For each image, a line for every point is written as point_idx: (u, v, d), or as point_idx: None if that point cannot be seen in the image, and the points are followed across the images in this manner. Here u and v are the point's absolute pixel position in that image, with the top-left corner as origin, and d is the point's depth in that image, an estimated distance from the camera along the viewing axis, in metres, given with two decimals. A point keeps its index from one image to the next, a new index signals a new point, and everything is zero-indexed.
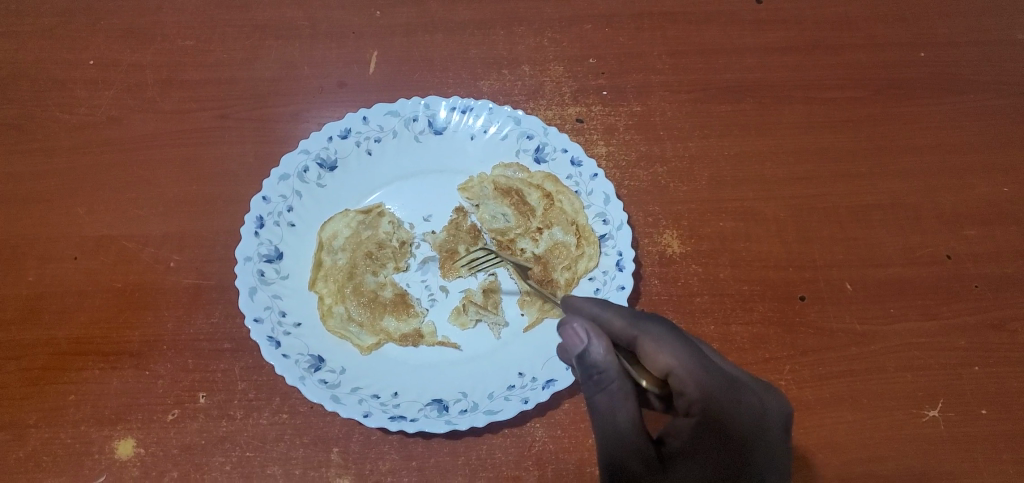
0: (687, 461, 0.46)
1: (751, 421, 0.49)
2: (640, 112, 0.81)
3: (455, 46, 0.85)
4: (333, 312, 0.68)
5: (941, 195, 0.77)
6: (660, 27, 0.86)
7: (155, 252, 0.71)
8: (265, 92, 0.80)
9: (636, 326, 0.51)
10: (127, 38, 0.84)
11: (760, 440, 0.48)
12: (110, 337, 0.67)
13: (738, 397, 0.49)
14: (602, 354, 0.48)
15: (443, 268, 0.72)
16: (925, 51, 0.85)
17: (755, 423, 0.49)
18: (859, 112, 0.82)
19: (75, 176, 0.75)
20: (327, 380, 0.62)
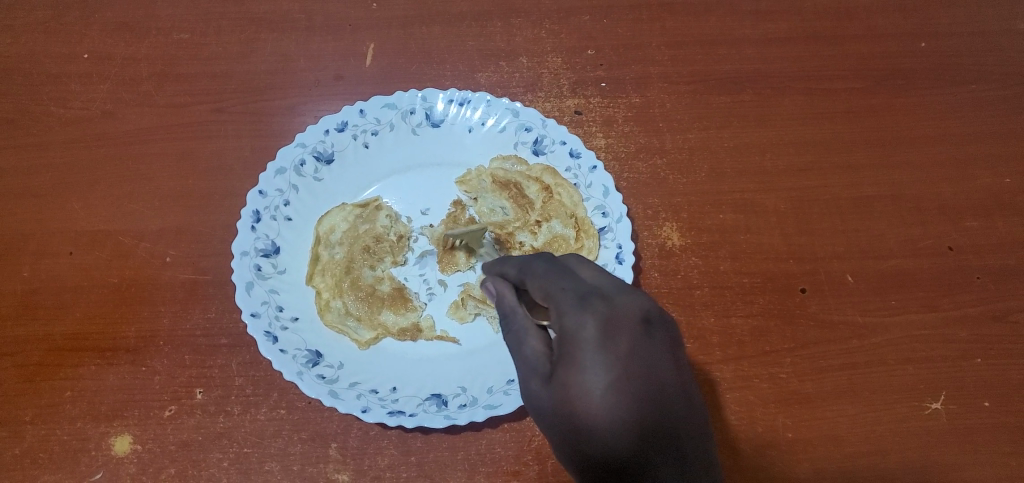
0: (557, 381, 0.43)
1: (603, 326, 0.42)
2: (639, 103, 0.80)
3: (452, 38, 0.84)
4: (331, 307, 0.68)
5: (944, 186, 0.77)
6: (659, 18, 0.85)
7: (151, 247, 0.71)
8: (260, 85, 0.80)
9: (522, 268, 0.50)
10: (122, 31, 0.83)
11: (616, 338, 0.42)
12: (106, 332, 0.66)
13: (595, 305, 0.44)
14: (508, 299, 0.49)
15: (442, 263, 0.71)
16: (927, 41, 0.85)
17: (613, 316, 0.43)
18: (860, 103, 0.81)
19: (70, 171, 0.74)
20: (325, 374, 0.62)
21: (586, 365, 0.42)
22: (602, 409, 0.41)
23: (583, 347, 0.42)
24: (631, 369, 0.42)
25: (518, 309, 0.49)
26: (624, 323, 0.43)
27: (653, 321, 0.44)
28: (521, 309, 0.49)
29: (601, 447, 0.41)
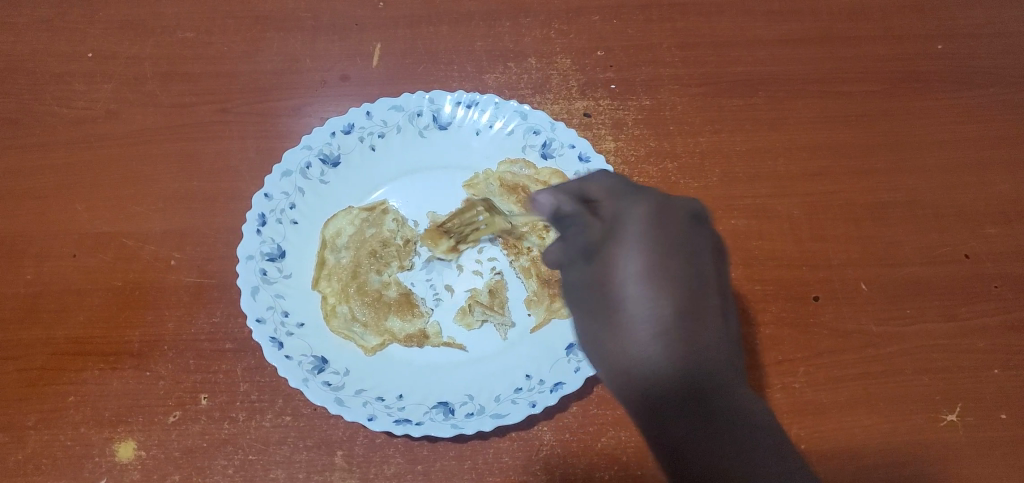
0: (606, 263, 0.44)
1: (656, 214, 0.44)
2: (649, 105, 0.79)
3: (460, 38, 0.83)
4: (337, 312, 0.67)
5: (960, 192, 0.75)
6: (670, 19, 0.84)
7: (155, 250, 0.70)
8: (266, 86, 0.79)
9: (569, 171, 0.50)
10: (126, 30, 0.82)
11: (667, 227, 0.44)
12: (110, 336, 0.65)
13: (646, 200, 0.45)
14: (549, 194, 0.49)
15: (427, 237, 0.71)
16: (944, 43, 0.83)
17: (663, 208, 0.44)
18: (874, 106, 0.80)
19: (75, 172, 0.74)
20: (331, 381, 0.61)
21: (637, 248, 0.43)
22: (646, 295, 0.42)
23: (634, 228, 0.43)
24: (678, 259, 0.43)
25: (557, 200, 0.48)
26: (676, 218, 0.44)
27: (698, 222, 0.46)
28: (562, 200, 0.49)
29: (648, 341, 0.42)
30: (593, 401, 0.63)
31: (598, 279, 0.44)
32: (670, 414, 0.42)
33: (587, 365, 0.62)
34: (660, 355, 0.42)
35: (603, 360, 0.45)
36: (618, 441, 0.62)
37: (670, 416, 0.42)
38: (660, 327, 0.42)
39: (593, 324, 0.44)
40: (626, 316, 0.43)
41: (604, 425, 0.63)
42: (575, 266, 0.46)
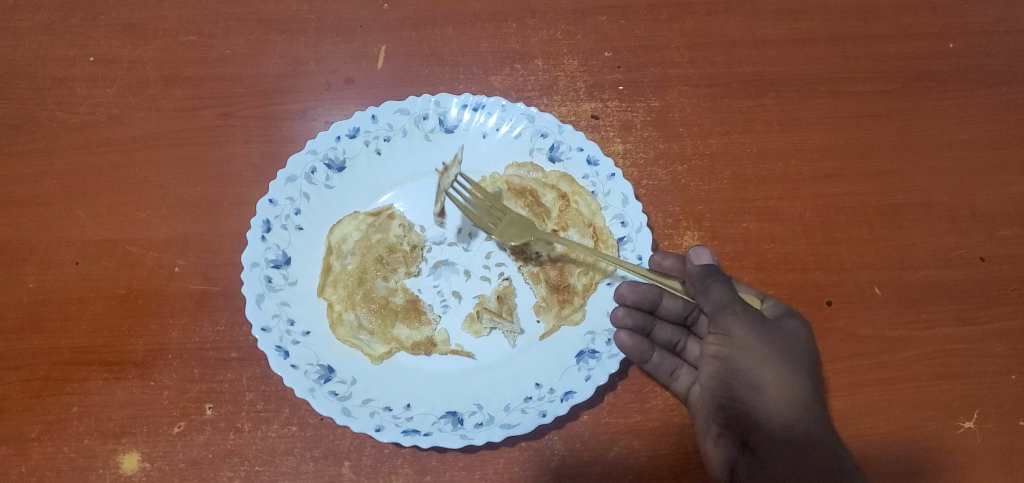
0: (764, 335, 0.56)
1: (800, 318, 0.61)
2: (658, 107, 0.78)
3: (465, 39, 0.82)
4: (343, 319, 0.66)
5: (975, 193, 0.74)
6: (677, 19, 0.83)
7: (159, 257, 0.69)
8: (269, 89, 0.78)
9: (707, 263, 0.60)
10: (128, 33, 0.81)
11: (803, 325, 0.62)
12: (114, 346, 0.65)
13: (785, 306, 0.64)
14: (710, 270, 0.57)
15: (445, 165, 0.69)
16: (957, 41, 0.82)
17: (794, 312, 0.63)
18: (886, 107, 0.79)
19: (77, 178, 0.73)
20: (337, 391, 0.60)
21: (801, 332, 0.60)
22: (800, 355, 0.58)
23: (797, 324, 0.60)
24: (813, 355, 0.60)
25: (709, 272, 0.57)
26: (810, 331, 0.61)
27: None
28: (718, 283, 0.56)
29: (782, 391, 0.55)
30: (603, 409, 0.63)
31: (759, 341, 0.56)
32: (814, 464, 0.53)
33: (597, 374, 0.61)
34: (794, 407, 0.55)
35: (747, 404, 0.56)
36: (629, 450, 0.61)
37: (811, 462, 0.53)
38: (795, 386, 0.56)
39: (744, 373, 0.56)
40: (763, 369, 0.56)
41: (615, 434, 0.62)
42: (736, 319, 0.55)
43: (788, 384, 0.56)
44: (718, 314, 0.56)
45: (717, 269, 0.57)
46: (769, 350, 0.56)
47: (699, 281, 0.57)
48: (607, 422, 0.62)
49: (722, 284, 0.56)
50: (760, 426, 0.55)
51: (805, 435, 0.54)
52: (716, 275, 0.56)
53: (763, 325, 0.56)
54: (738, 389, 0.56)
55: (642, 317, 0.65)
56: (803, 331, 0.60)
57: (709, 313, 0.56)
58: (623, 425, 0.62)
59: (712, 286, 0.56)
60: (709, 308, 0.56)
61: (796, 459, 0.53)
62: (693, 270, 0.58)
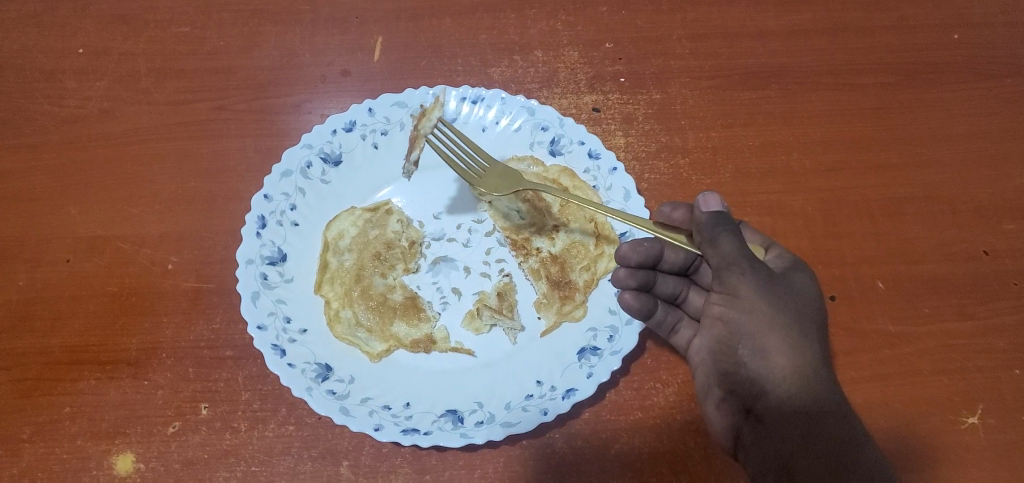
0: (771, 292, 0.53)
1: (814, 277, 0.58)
2: (659, 99, 0.77)
3: (463, 31, 0.80)
4: (340, 317, 0.64)
5: (979, 186, 0.73)
6: (678, 10, 0.82)
7: (152, 254, 0.68)
8: (264, 82, 0.76)
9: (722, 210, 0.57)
10: (119, 25, 0.79)
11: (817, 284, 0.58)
12: (107, 345, 0.63)
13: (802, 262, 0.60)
14: (718, 219, 0.54)
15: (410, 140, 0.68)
16: (960, 32, 0.81)
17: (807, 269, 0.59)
18: (889, 99, 0.78)
19: (68, 173, 0.71)
20: (335, 390, 0.59)
21: (813, 292, 0.56)
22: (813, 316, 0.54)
23: (809, 283, 0.56)
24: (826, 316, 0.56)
25: (719, 220, 0.54)
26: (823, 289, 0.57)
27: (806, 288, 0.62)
28: (724, 233, 0.53)
29: (789, 356, 0.52)
30: (605, 406, 0.62)
31: (766, 301, 0.52)
32: (824, 432, 0.49)
33: (600, 371, 0.60)
34: (802, 373, 0.51)
35: (753, 365, 0.53)
36: (632, 448, 0.60)
37: (819, 430, 0.49)
38: (806, 348, 0.52)
39: (750, 333, 0.53)
40: (769, 332, 0.52)
41: (617, 432, 0.61)
42: (742, 277, 0.52)
43: (796, 347, 0.52)
44: (723, 271, 0.53)
45: (726, 219, 0.54)
46: (776, 311, 0.52)
47: (705, 233, 0.54)
48: (609, 420, 0.61)
49: (730, 238, 0.53)
50: (765, 393, 0.52)
51: (817, 405, 0.50)
52: (722, 226, 0.53)
53: (772, 282, 0.53)
54: (743, 350, 0.53)
55: (645, 276, 0.62)
56: (812, 284, 0.57)
57: (714, 267, 0.54)
58: (626, 423, 0.61)
59: (719, 237, 0.53)
60: (715, 262, 0.53)
61: (802, 427, 0.50)
62: (701, 219, 0.55)
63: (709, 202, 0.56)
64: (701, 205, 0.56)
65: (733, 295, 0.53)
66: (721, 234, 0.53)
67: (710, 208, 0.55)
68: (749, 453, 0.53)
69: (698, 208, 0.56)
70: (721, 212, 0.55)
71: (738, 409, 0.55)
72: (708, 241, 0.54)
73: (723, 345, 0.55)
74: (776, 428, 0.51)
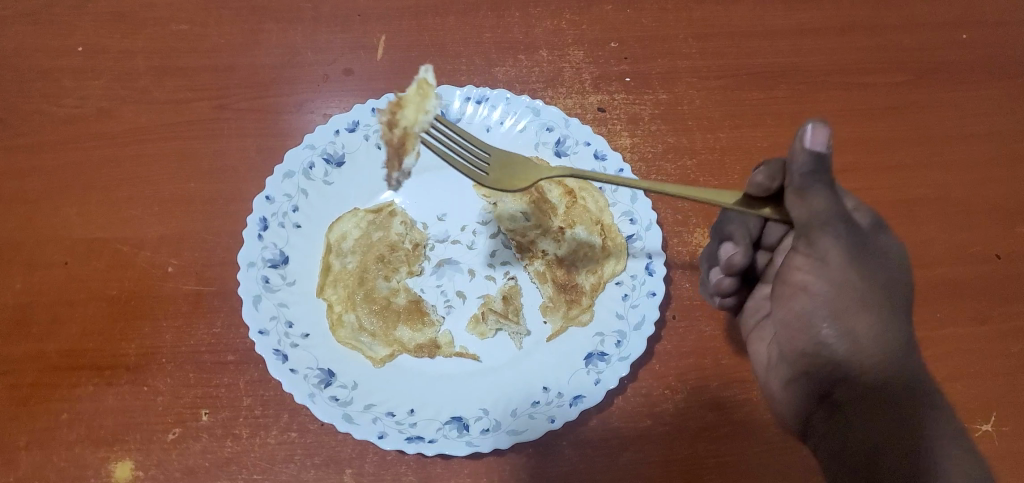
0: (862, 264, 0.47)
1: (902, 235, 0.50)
2: (666, 100, 0.76)
3: (467, 29, 0.79)
4: (343, 321, 0.63)
5: (992, 188, 0.72)
6: (685, 9, 0.81)
7: (152, 256, 0.66)
8: (265, 81, 0.75)
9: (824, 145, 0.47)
10: (116, 22, 0.78)
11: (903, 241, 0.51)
12: (106, 350, 0.62)
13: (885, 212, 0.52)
14: (820, 162, 0.45)
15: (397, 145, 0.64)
16: (970, 31, 0.80)
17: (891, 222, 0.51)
18: (900, 99, 0.77)
19: (66, 174, 0.70)
20: (338, 396, 0.58)
21: (904, 255, 0.49)
22: (905, 286, 0.48)
23: (899, 244, 0.49)
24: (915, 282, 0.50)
25: (818, 163, 0.45)
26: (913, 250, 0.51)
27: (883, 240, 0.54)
28: (820, 184, 0.45)
29: (877, 336, 0.47)
30: (613, 413, 0.61)
31: (857, 273, 0.46)
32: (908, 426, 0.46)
33: (608, 377, 0.59)
34: (892, 354, 0.46)
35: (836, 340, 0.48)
36: (640, 456, 0.59)
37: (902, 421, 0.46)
38: (897, 329, 0.47)
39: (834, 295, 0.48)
40: (857, 309, 0.47)
41: (626, 439, 0.60)
42: (835, 242, 0.46)
43: (887, 321, 0.47)
44: (813, 231, 0.47)
45: (825, 163, 0.45)
46: (868, 277, 0.46)
47: (803, 180, 0.46)
48: (617, 426, 0.60)
49: (825, 193, 0.45)
50: (845, 377, 0.48)
51: (897, 388, 0.47)
52: (818, 174, 0.45)
53: (863, 243, 0.47)
54: (823, 318, 0.49)
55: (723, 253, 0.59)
56: (901, 247, 0.49)
57: (801, 223, 0.47)
58: (634, 430, 0.60)
59: (813, 189, 0.46)
60: (802, 218, 0.47)
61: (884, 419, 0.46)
62: (800, 163, 0.46)
63: (814, 143, 0.44)
64: (802, 139, 0.45)
65: (819, 256, 0.47)
66: (816, 181, 0.45)
67: (808, 142, 0.45)
68: (816, 436, 0.51)
69: (801, 140, 0.45)
70: (824, 156, 0.45)
71: (806, 391, 0.52)
72: (802, 187, 0.46)
73: (801, 310, 0.50)
74: (848, 416, 0.48)
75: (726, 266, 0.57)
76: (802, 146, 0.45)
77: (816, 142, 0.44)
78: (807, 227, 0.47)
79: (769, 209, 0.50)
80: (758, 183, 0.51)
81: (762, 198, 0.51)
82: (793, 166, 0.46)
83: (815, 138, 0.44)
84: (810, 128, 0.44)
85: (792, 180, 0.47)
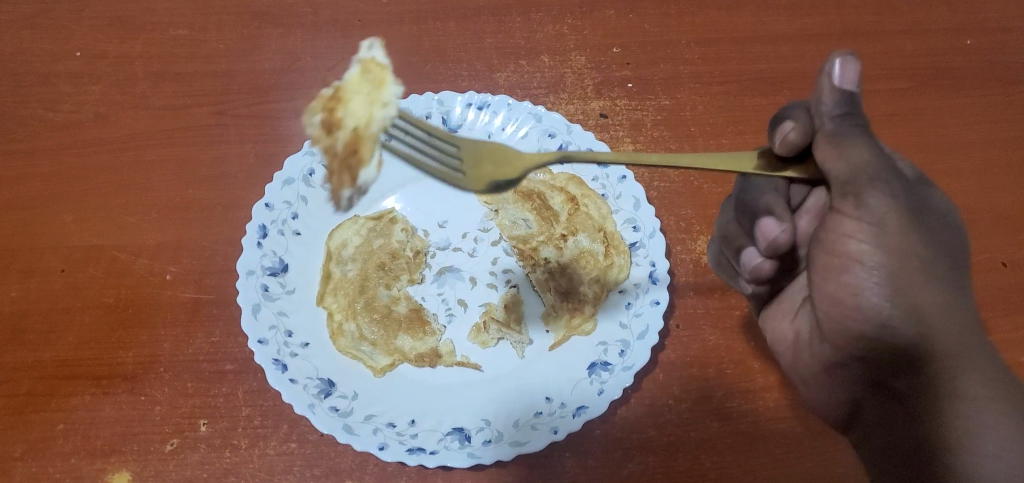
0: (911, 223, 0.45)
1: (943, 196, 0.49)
2: (669, 106, 0.75)
3: (468, 34, 0.79)
4: (343, 330, 0.62)
5: (997, 195, 0.71)
6: (687, 14, 0.81)
7: (150, 264, 0.66)
8: (265, 86, 0.74)
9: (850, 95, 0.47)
10: (114, 27, 0.78)
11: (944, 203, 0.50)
12: (103, 359, 0.61)
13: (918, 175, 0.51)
14: (844, 96, 0.46)
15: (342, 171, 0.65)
16: (975, 38, 0.79)
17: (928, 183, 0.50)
18: (906, 104, 0.76)
19: (63, 181, 0.69)
20: (338, 407, 0.57)
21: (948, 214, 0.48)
22: (951, 246, 0.47)
23: (942, 203, 0.48)
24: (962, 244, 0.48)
25: (846, 99, 0.46)
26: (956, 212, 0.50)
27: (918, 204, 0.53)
28: (856, 134, 0.45)
29: (939, 304, 0.44)
30: (616, 424, 0.60)
31: (909, 233, 0.45)
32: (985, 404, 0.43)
33: (611, 387, 0.58)
34: (955, 324, 0.44)
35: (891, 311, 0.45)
36: (644, 468, 0.58)
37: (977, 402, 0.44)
38: (954, 295, 0.45)
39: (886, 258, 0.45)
40: (914, 277, 0.45)
41: (630, 450, 0.59)
42: (885, 199, 0.45)
43: (943, 289, 0.45)
44: (862, 189, 0.45)
45: (855, 98, 0.46)
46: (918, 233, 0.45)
47: (836, 120, 0.46)
48: (621, 437, 0.60)
49: (861, 140, 0.45)
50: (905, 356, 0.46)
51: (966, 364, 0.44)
52: (850, 111, 0.46)
53: (911, 203, 0.45)
54: (873, 292, 0.46)
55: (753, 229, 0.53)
56: (944, 204, 0.48)
57: (845, 178, 0.45)
58: (638, 441, 0.59)
59: (851, 139, 0.45)
60: (841, 175, 0.45)
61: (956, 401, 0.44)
62: (830, 101, 0.46)
63: (843, 78, 0.45)
64: (830, 75, 0.46)
65: (866, 215, 0.45)
66: (851, 121, 0.46)
67: (840, 79, 0.45)
68: (874, 427, 0.50)
69: (829, 78, 0.46)
70: (851, 94, 0.46)
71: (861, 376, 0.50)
72: (830, 133, 0.46)
73: (843, 283, 0.47)
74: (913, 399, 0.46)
75: (768, 248, 0.51)
76: (831, 84, 0.46)
77: (848, 73, 0.45)
78: (852, 181, 0.45)
79: (792, 170, 0.48)
80: (790, 142, 0.48)
81: (789, 159, 0.48)
82: (822, 107, 0.47)
83: (847, 71, 0.45)
84: (838, 61, 0.45)
85: (824, 124, 0.47)
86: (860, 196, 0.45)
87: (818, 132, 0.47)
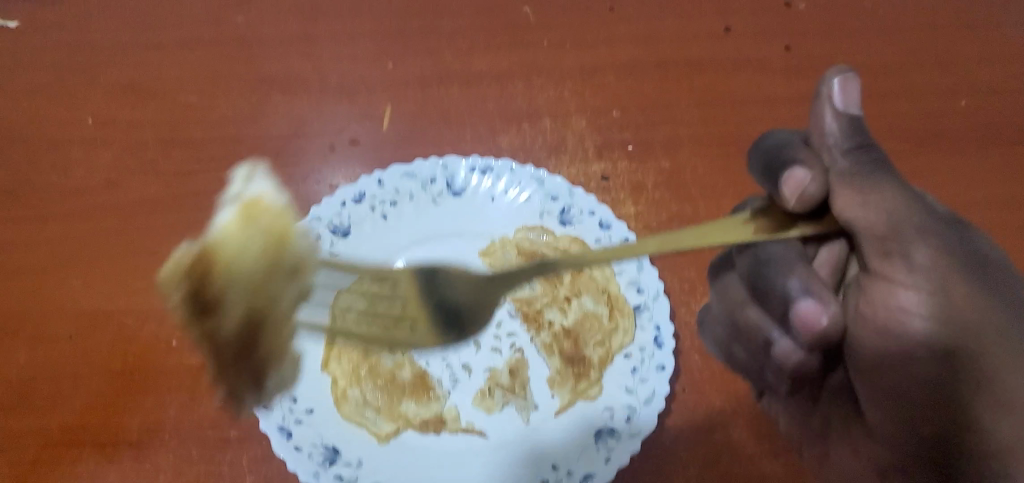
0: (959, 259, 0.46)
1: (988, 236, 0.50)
2: (669, 168, 0.76)
3: (471, 99, 0.80)
4: (348, 396, 0.63)
5: None
6: (686, 77, 0.82)
7: (156, 329, 0.66)
8: (273, 152, 0.76)
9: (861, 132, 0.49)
10: (126, 94, 0.80)
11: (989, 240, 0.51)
12: (108, 426, 0.61)
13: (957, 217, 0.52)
14: (847, 125, 0.48)
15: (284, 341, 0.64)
16: (969, 99, 0.82)
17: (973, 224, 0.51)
18: (902, 165, 0.77)
19: (71, 246, 0.70)
20: (342, 475, 0.58)
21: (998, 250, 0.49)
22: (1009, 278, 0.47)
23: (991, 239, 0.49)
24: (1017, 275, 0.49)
25: (846, 129, 0.48)
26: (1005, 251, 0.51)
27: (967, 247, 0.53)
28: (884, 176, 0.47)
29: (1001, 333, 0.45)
30: None
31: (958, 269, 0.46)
32: None
33: (618, 455, 0.58)
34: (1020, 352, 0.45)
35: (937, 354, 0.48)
36: None
37: None
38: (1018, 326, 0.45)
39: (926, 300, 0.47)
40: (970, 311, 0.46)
41: None
42: (928, 240, 0.46)
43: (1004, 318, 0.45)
44: (906, 233, 0.47)
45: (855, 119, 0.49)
46: (977, 287, 0.46)
47: (846, 147, 0.48)
48: None
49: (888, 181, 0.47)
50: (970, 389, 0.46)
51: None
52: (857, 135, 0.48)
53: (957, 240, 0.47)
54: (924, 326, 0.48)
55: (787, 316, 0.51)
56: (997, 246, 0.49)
57: (885, 232, 0.47)
58: None
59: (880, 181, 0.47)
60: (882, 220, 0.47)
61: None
62: (836, 125, 0.48)
63: (844, 100, 0.48)
64: (829, 94, 0.49)
65: (914, 272, 0.47)
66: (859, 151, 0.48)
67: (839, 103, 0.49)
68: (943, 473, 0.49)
69: (831, 105, 0.48)
70: (853, 118, 0.48)
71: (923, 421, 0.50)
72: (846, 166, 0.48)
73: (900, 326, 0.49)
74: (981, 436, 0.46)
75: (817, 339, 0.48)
76: (833, 108, 0.48)
77: (847, 91, 0.49)
78: (896, 233, 0.47)
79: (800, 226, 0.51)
80: (810, 194, 0.47)
81: (796, 214, 0.51)
82: (828, 137, 0.49)
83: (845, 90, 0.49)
84: (838, 78, 0.49)
85: (831, 154, 0.49)
86: (905, 237, 0.47)
87: (831, 172, 0.48)
